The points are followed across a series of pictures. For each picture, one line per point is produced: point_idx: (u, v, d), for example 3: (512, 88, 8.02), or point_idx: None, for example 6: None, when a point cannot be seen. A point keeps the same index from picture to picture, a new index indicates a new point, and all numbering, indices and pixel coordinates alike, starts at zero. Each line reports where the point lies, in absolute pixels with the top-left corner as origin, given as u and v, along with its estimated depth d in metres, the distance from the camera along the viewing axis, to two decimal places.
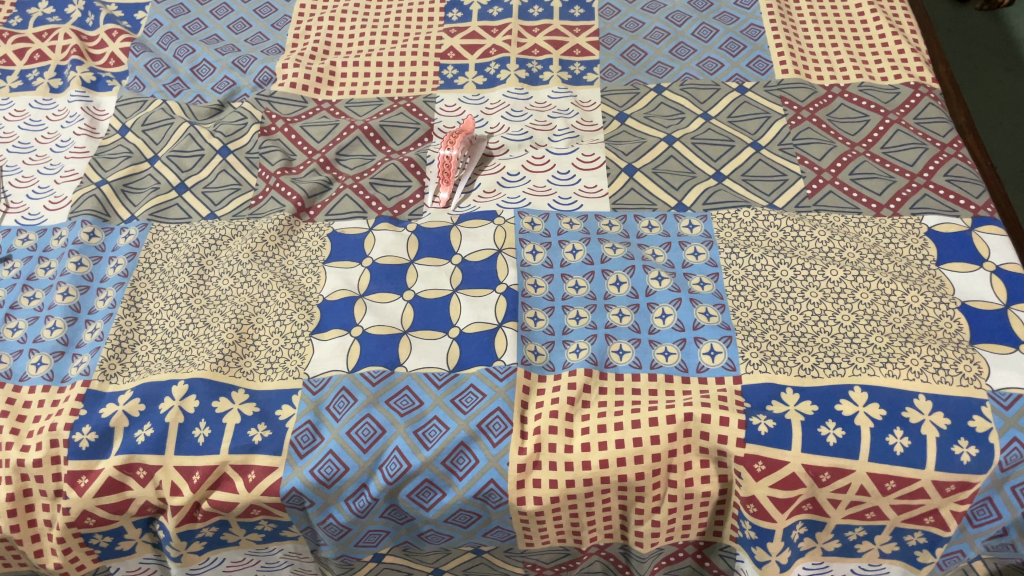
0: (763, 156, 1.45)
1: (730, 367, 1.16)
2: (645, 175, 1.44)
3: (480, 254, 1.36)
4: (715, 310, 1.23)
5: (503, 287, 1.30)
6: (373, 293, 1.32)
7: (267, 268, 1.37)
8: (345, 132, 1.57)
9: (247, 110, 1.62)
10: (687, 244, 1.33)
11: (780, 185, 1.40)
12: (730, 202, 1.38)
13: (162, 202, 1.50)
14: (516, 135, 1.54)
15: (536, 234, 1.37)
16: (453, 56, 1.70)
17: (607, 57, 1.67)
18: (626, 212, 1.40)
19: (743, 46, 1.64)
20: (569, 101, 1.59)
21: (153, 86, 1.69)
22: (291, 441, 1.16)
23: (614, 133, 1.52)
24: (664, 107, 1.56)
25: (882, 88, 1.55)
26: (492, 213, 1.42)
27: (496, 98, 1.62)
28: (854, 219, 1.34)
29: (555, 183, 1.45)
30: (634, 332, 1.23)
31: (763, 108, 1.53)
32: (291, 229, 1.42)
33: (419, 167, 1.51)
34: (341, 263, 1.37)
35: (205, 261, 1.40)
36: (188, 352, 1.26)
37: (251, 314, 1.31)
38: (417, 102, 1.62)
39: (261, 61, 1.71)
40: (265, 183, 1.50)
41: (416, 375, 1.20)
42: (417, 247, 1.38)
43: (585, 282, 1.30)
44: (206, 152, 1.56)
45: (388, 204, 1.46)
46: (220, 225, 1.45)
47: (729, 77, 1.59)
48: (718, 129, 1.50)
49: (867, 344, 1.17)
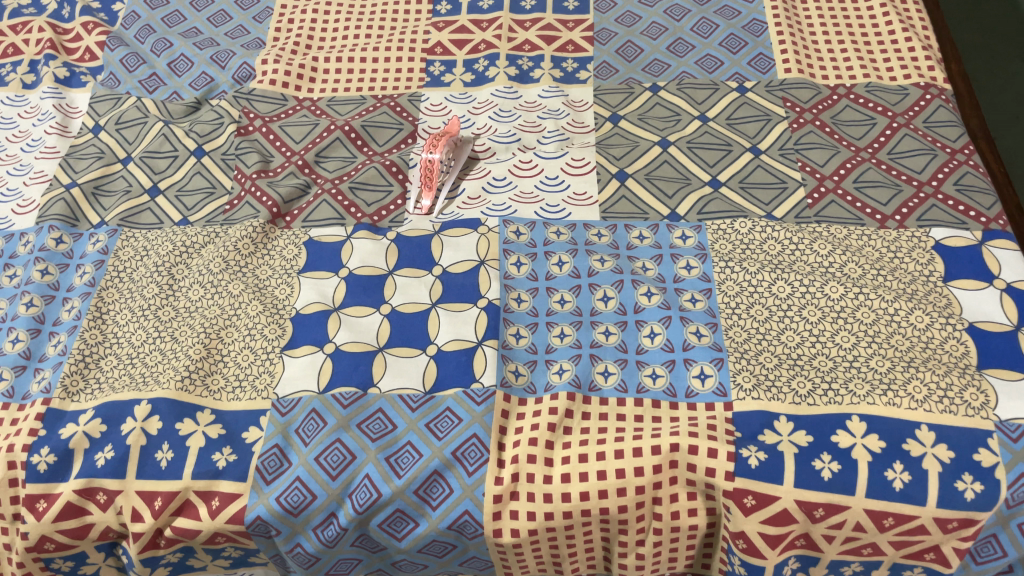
0: (763, 162, 1.38)
1: (721, 393, 1.10)
2: (637, 182, 1.37)
3: (462, 266, 1.29)
4: (707, 329, 1.16)
5: (484, 302, 1.24)
6: (348, 306, 1.26)
7: (239, 278, 1.31)
8: (326, 132, 1.50)
9: (224, 109, 1.55)
10: (679, 256, 1.26)
11: (780, 194, 1.33)
12: (726, 212, 1.31)
13: (133, 206, 1.43)
14: (503, 137, 1.47)
15: (521, 245, 1.31)
16: (440, 51, 1.63)
17: (602, 54, 1.60)
18: (617, 221, 1.33)
19: (744, 43, 1.56)
20: (559, 101, 1.52)
21: (129, 82, 1.63)
22: (257, 466, 1.10)
23: (606, 136, 1.45)
24: (660, 108, 1.48)
25: (890, 89, 1.47)
26: (476, 220, 1.35)
27: (484, 97, 1.54)
28: (857, 231, 1.27)
29: (543, 189, 1.39)
30: (620, 352, 1.16)
31: (764, 110, 1.45)
32: (266, 237, 1.36)
33: (401, 171, 1.45)
34: (317, 273, 1.31)
35: (175, 269, 1.34)
36: (153, 369, 1.21)
37: (220, 327, 1.25)
38: (401, 101, 1.55)
39: (241, 57, 1.64)
40: (240, 187, 1.44)
41: (390, 397, 1.15)
42: (396, 257, 1.32)
43: (571, 296, 1.23)
44: (180, 153, 1.50)
45: (368, 210, 1.39)
46: (192, 231, 1.38)
47: (729, 76, 1.51)
48: (716, 132, 1.43)
49: (867, 369, 1.10)
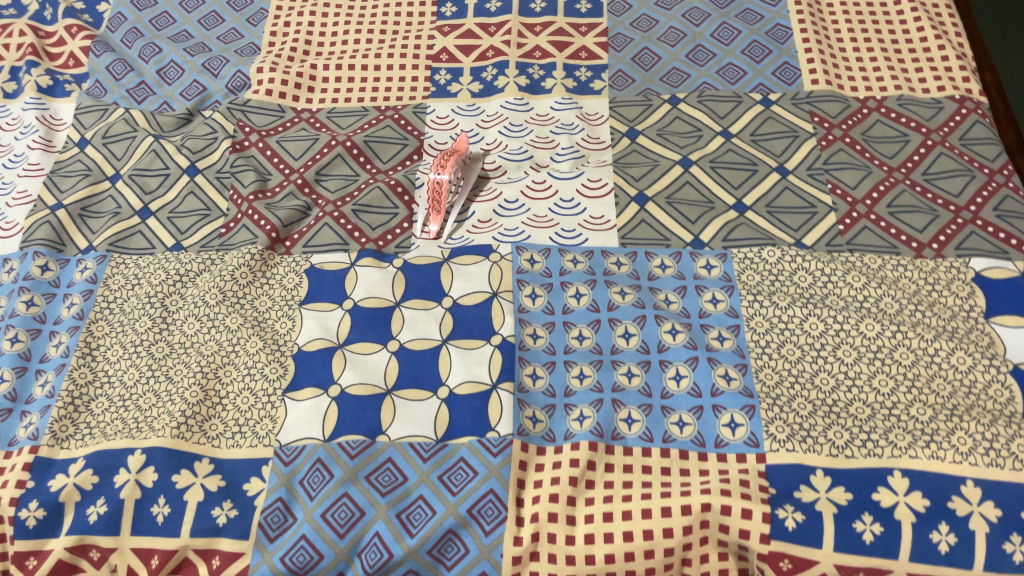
0: (790, 184, 1.30)
1: (752, 443, 1.03)
2: (658, 205, 1.29)
3: (473, 298, 1.22)
4: (736, 372, 1.09)
5: (498, 339, 1.17)
6: (354, 342, 1.19)
7: (237, 310, 1.23)
8: (326, 148, 1.42)
9: (218, 122, 1.47)
10: (704, 289, 1.19)
11: (809, 220, 1.26)
12: (753, 239, 1.24)
13: (123, 229, 1.35)
14: (514, 154, 1.39)
15: (536, 274, 1.23)
16: (446, 58, 1.54)
17: (617, 62, 1.51)
18: (637, 248, 1.25)
19: (768, 51, 1.48)
20: (573, 114, 1.44)
21: (116, 91, 1.54)
22: (260, 522, 1.04)
23: (623, 153, 1.37)
24: (680, 123, 1.40)
25: (923, 102, 1.39)
26: (487, 247, 1.27)
27: (493, 109, 1.46)
28: (892, 261, 1.20)
29: (558, 212, 1.31)
30: (644, 397, 1.09)
31: (790, 125, 1.37)
32: (265, 265, 1.29)
33: (407, 191, 1.37)
34: (320, 305, 1.23)
35: (168, 300, 1.26)
36: (147, 413, 1.14)
37: (218, 365, 1.18)
38: (405, 114, 1.47)
39: (234, 64, 1.55)
40: (236, 208, 1.36)
41: (400, 446, 1.08)
42: (404, 287, 1.25)
43: (590, 332, 1.16)
44: (172, 170, 1.41)
45: (372, 234, 1.32)
46: (186, 258, 1.31)
47: (753, 87, 1.43)
48: (740, 149, 1.35)
49: (908, 418, 1.04)
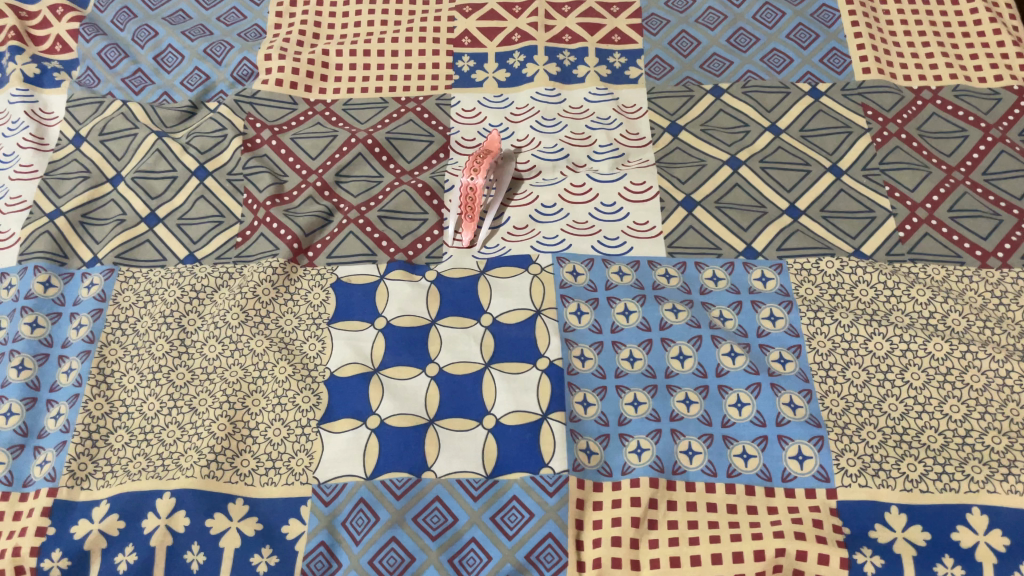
0: (845, 186, 1.23)
1: (823, 478, 0.99)
2: (706, 209, 1.22)
3: (515, 316, 1.14)
4: (801, 399, 1.04)
5: (545, 363, 1.09)
6: (390, 366, 1.11)
7: (261, 331, 1.15)
8: (345, 146, 1.32)
9: (226, 117, 1.36)
10: (761, 304, 1.13)
11: (867, 226, 1.19)
12: (810, 248, 1.17)
13: (130, 238, 1.26)
14: (549, 152, 1.30)
15: (580, 288, 1.16)
16: (468, 42, 1.44)
17: (653, 46, 1.41)
18: (686, 258, 1.18)
19: (815, 36, 1.38)
20: (609, 106, 1.34)
21: (110, 81, 1.42)
22: (303, 569, 0.97)
23: (665, 151, 1.29)
24: (724, 116, 1.31)
25: (980, 93, 1.31)
26: (526, 258, 1.20)
27: (523, 101, 1.37)
28: (956, 272, 1.14)
29: (599, 218, 1.23)
30: (704, 426, 1.03)
31: (842, 120, 1.29)
32: (287, 278, 1.20)
33: (435, 194, 1.28)
34: (350, 324, 1.16)
35: (185, 319, 1.17)
36: (172, 449, 1.06)
37: (245, 394, 1.10)
38: (428, 106, 1.37)
39: (239, 50, 1.43)
40: (252, 215, 1.26)
41: (447, 483, 1.02)
42: (439, 303, 1.17)
43: (642, 353, 1.10)
44: (179, 172, 1.31)
45: (401, 243, 1.24)
46: (201, 271, 1.21)
47: (800, 76, 1.34)
48: (790, 147, 1.27)
49: (982, 447, 1.00)
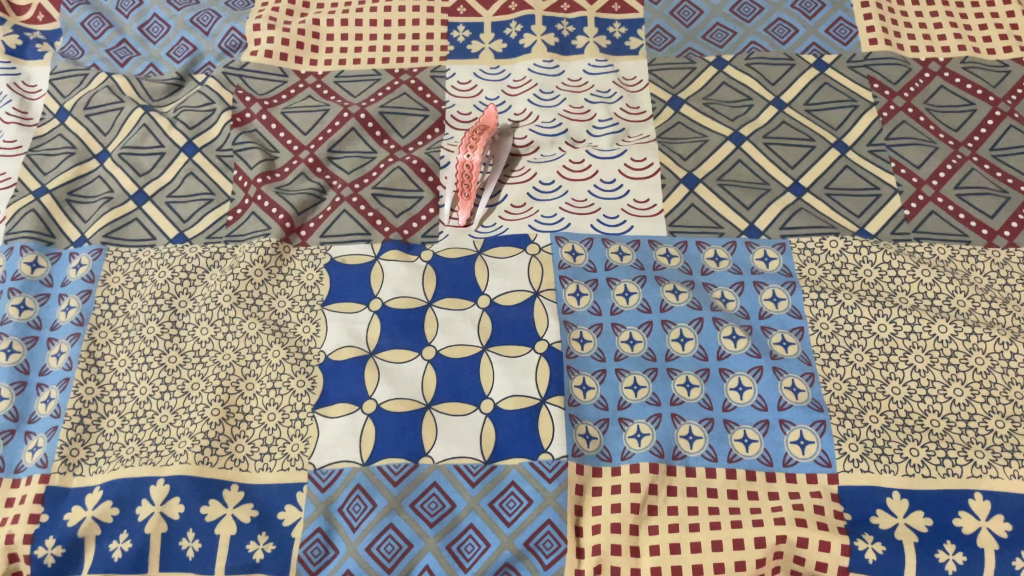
0: (850, 162, 1.20)
1: (824, 463, 0.97)
2: (707, 187, 1.19)
3: (513, 298, 1.13)
4: (803, 383, 1.03)
5: (543, 346, 1.08)
6: (385, 349, 1.09)
7: (254, 313, 1.13)
8: (338, 121, 1.29)
9: (214, 91, 1.32)
10: (763, 285, 1.11)
11: (872, 204, 1.16)
12: (813, 227, 1.15)
13: (118, 217, 1.23)
14: (547, 127, 1.27)
15: (579, 269, 1.14)
16: (464, 12, 1.39)
17: (654, 16, 1.37)
18: (686, 238, 1.16)
19: (821, 5, 1.34)
20: (609, 79, 1.31)
21: (94, 52, 1.37)
22: (300, 556, 0.97)
23: (666, 126, 1.26)
24: (727, 90, 1.28)
25: (989, 65, 1.28)
26: (524, 237, 1.18)
27: (520, 73, 1.33)
28: (962, 251, 1.12)
29: (598, 195, 1.20)
30: (705, 410, 1.02)
31: (848, 93, 1.26)
32: (280, 259, 1.18)
33: (430, 171, 1.25)
34: (344, 306, 1.13)
35: (177, 301, 1.15)
36: (165, 434, 1.05)
37: (239, 378, 1.08)
38: (422, 78, 1.33)
39: (227, 20, 1.38)
40: (243, 192, 1.24)
41: (445, 469, 1.00)
42: (435, 284, 1.15)
43: (642, 335, 1.08)
44: (167, 148, 1.27)
45: (396, 222, 1.21)
46: (191, 252, 1.19)
47: (805, 48, 1.31)
48: (794, 122, 1.24)
49: (985, 432, 0.99)
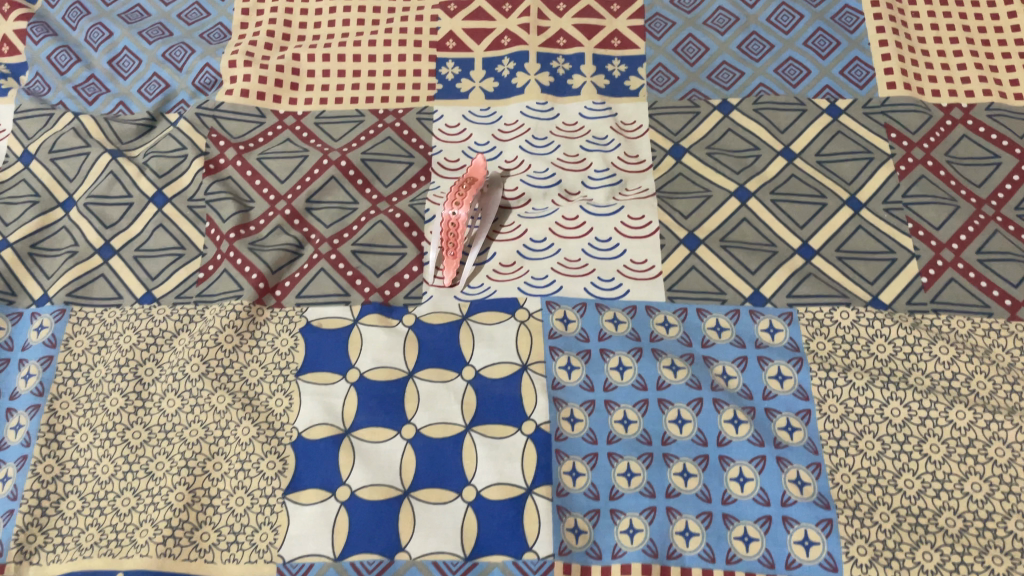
0: (864, 221, 1.12)
1: (830, 567, 0.90)
2: (710, 248, 1.11)
3: (500, 370, 1.05)
4: (809, 475, 0.95)
5: (530, 427, 1.01)
6: (362, 428, 1.02)
7: (223, 385, 1.06)
8: (317, 168, 1.21)
9: (186, 135, 1.24)
10: (768, 361, 1.03)
11: (887, 269, 1.08)
12: (824, 295, 1.07)
13: (82, 273, 1.16)
14: (540, 177, 1.19)
15: (570, 338, 1.06)
16: (453, 46, 1.31)
17: (656, 52, 1.28)
18: (687, 304, 1.08)
19: (835, 43, 1.25)
20: (607, 124, 1.22)
21: (61, 89, 1.29)
22: None
23: (667, 178, 1.17)
24: (732, 137, 1.19)
25: (1016, 112, 1.19)
26: (513, 301, 1.10)
27: (512, 116, 1.24)
28: (983, 325, 1.04)
29: (593, 255, 1.13)
30: (703, 503, 0.95)
31: (862, 143, 1.17)
32: (252, 322, 1.11)
33: (414, 225, 1.17)
34: (320, 376, 1.06)
35: (142, 369, 1.08)
36: (127, 521, 0.99)
37: (206, 457, 1.02)
38: (408, 121, 1.25)
39: (201, 55, 1.30)
40: (215, 247, 1.16)
41: (422, 565, 0.94)
42: (417, 352, 1.08)
43: (637, 415, 1.01)
44: (135, 198, 1.20)
45: (377, 282, 1.13)
46: (159, 313, 1.12)
47: (818, 91, 1.22)
48: (804, 175, 1.16)
49: (1006, 534, 0.91)
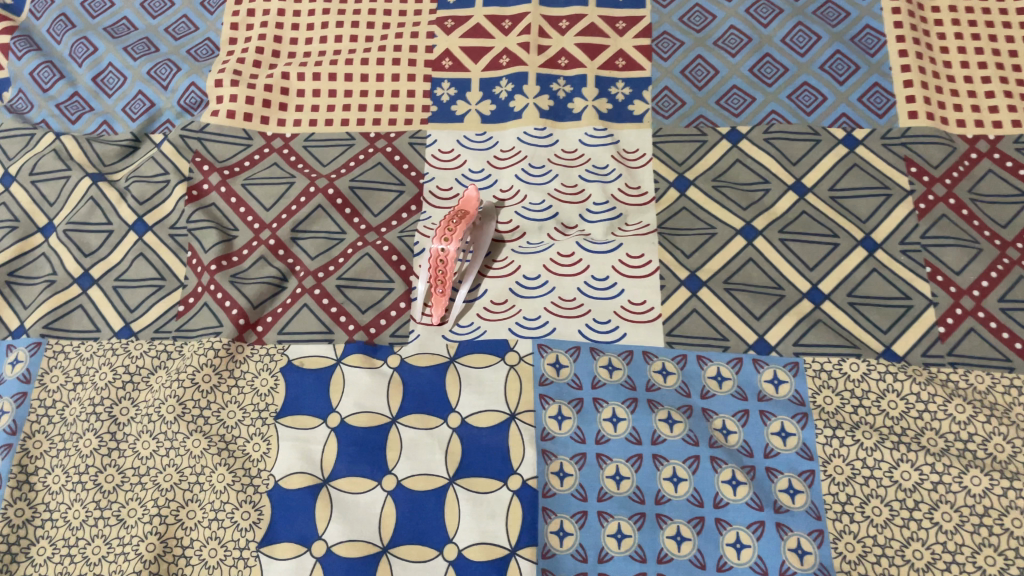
0: (878, 264, 1.05)
1: None
2: (713, 290, 1.05)
3: (487, 419, 0.99)
4: (811, 543, 0.89)
5: (517, 482, 0.95)
6: (341, 477, 0.98)
7: (199, 428, 1.02)
8: (304, 196, 1.16)
9: (169, 159, 1.20)
10: (771, 416, 0.97)
11: (902, 318, 1.01)
12: (832, 344, 1.00)
13: (60, 304, 1.12)
14: (536, 209, 1.13)
15: (562, 385, 1.01)
16: (449, 65, 1.25)
17: (663, 74, 1.22)
18: (687, 350, 1.02)
19: (853, 67, 1.18)
20: (607, 152, 1.16)
21: (43, 107, 1.26)
22: None
23: (669, 212, 1.11)
24: (740, 170, 1.13)
25: None
26: (503, 343, 1.04)
27: (508, 142, 1.19)
28: (1004, 381, 0.97)
29: (588, 294, 1.07)
30: (696, 570, 0.89)
31: (879, 178, 1.10)
32: (231, 360, 1.06)
33: (403, 259, 1.12)
34: (299, 421, 1.01)
35: (117, 408, 1.04)
36: (97, 571, 0.95)
37: (179, 505, 0.98)
38: (400, 145, 1.19)
39: (187, 74, 1.26)
40: (196, 279, 1.12)
41: None
42: (401, 396, 1.02)
43: (629, 471, 0.95)
44: (115, 226, 1.16)
45: (362, 318, 1.08)
46: (136, 349, 1.08)
47: (833, 120, 1.15)
48: (816, 212, 1.09)
49: None
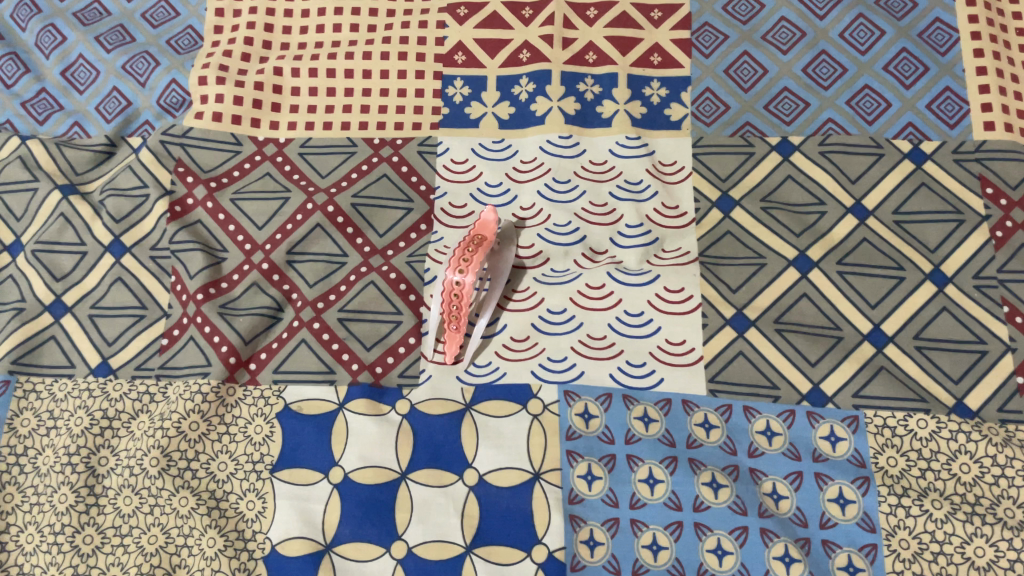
0: (948, 302, 0.93)
1: None
2: (761, 330, 0.94)
3: (508, 478, 0.89)
4: None
5: (542, 553, 0.85)
6: (345, 543, 0.87)
7: (186, 484, 0.91)
8: (301, 213, 1.03)
9: (148, 170, 1.07)
10: (828, 479, 0.86)
11: (975, 367, 0.90)
12: (897, 397, 0.89)
13: (29, 336, 1.00)
14: (561, 231, 1.01)
15: (592, 440, 0.89)
16: (462, 61, 1.12)
17: (704, 73, 1.08)
18: (732, 400, 0.91)
19: (921, 69, 1.05)
20: (641, 165, 1.03)
21: (6, 105, 1.13)
22: None
23: (711, 237, 0.99)
24: (792, 189, 1.00)
25: None
26: (525, 389, 0.93)
27: (529, 151, 1.06)
28: None
29: (621, 331, 0.95)
30: None
31: (949, 201, 0.98)
32: (221, 405, 0.95)
33: (412, 288, 1.00)
34: (297, 476, 0.90)
35: (95, 458, 0.93)
36: None
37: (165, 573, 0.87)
38: (407, 154, 1.06)
39: (167, 69, 1.13)
40: (181, 308, 1.00)
41: None
42: (411, 449, 0.91)
43: (668, 540, 0.84)
44: (89, 247, 1.04)
45: (366, 356, 0.97)
46: (115, 390, 0.96)
47: (898, 130, 1.02)
48: (878, 239, 0.97)
49: None
